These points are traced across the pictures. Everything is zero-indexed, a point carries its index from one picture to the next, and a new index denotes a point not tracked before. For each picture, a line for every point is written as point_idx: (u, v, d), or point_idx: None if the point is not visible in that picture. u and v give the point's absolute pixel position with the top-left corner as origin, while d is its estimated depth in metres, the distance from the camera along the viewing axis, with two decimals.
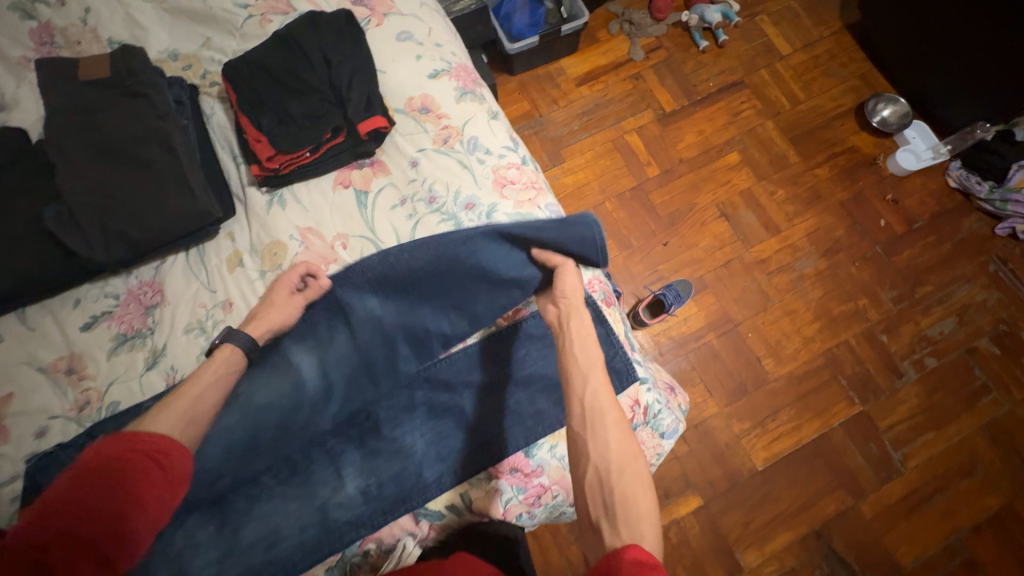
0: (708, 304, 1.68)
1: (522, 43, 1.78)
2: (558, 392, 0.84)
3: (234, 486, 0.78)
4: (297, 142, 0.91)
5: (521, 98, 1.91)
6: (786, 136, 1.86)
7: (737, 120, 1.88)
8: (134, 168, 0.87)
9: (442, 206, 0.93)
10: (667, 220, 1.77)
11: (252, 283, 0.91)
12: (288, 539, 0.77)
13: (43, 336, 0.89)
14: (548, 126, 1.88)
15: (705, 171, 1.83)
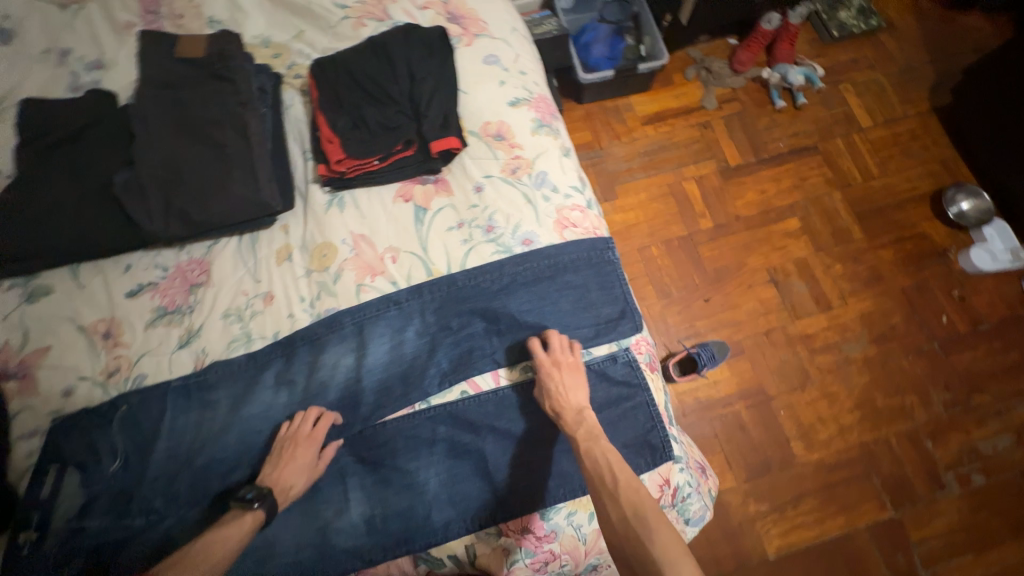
0: (743, 371, 1.59)
1: (596, 75, 1.75)
2: None
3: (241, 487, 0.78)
4: (368, 149, 0.90)
5: (585, 126, 1.89)
6: (853, 210, 1.77)
7: (803, 185, 1.81)
8: (207, 150, 0.88)
9: (499, 237, 0.90)
10: (712, 275, 1.70)
11: (296, 280, 0.91)
12: (282, 556, 0.75)
13: (88, 296, 0.90)
14: (607, 159, 1.85)
15: (761, 233, 1.75)
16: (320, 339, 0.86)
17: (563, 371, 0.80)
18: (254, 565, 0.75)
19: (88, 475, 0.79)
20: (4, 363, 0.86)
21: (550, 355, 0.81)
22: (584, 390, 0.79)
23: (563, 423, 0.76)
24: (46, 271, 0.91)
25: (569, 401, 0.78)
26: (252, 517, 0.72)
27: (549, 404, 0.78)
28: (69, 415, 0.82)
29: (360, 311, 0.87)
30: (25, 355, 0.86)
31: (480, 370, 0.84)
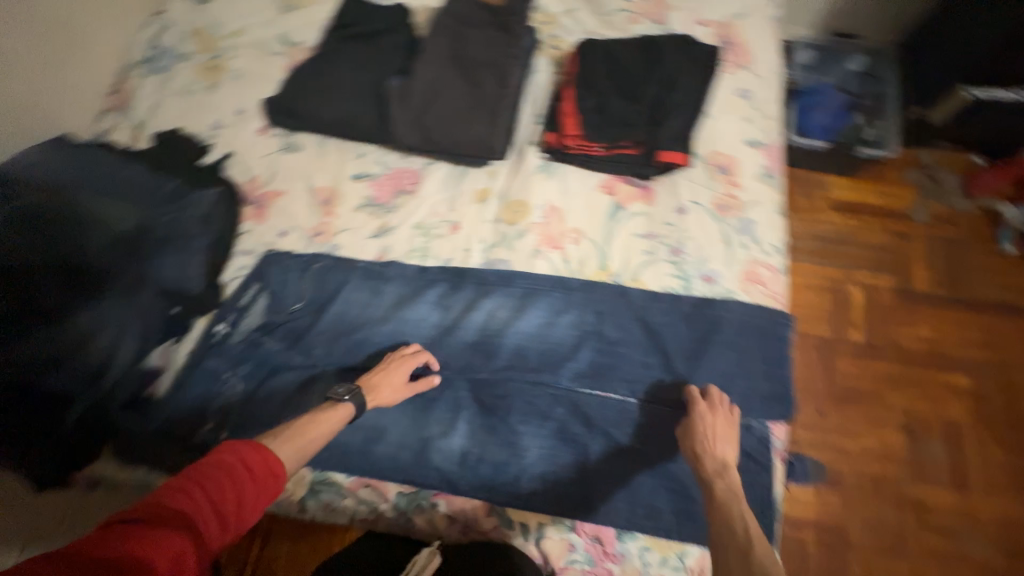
0: None
1: (807, 140, 1.50)
2: (682, 504, 0.78)
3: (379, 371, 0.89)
4: (599, 134, 0.94)
5: None
6: None
7: (1008, 351, 1.40)
8: (466, 84, 0.97)
9: (682, 263, 0.89)
10: None
11: (484, 222, 0.99)
12: (387, 444, 0.84)
13: (324, 166, 1.06)
14: None
15: (915, 376, 1.39)
16: (487, 282, 0.93)
17: (716, 416, 0.77)
18: (363, 440, 0.85)
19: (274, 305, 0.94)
20: (250, 191, 1.05)
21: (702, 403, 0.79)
22: (731, 444, 0.75)
23: (702, 469, 0.72)
24: (303, 133, 1.09)
25: (715, 450, 0.74)
26: (342, 410, 0.75)
27: (689, 445, 0.76)
28: (277, 252, 0.99)
29: (529, 275, 0.92)
30: (266, 191, 1.05)
31: (615, 378, 0.84)
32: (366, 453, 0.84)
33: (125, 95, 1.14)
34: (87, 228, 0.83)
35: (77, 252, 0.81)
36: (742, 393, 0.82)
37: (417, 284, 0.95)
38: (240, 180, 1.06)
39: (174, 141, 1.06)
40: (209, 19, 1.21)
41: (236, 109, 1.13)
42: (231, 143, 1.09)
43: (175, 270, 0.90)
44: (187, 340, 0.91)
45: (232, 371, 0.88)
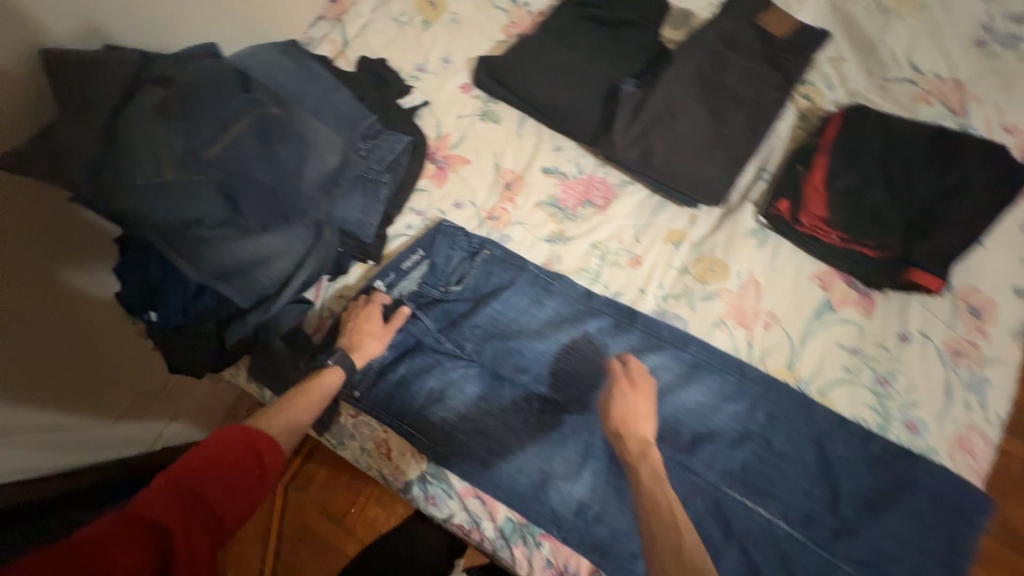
0: None
1: None
2: None
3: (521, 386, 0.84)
4: (845, 224, 0.82)
5: None
6: None
7: None
8: (710, 113, 0.85)
9: (885, 396, 0.78)
10: None
11: (669, 267, 0.90)
12: (507, 464, 0.80)
13: (518, 147, 0.99)
14: None
15: None
16: (659, 337, 0.85)
17: (636, 388, 0.79)
18: (485, 451, 0.81)
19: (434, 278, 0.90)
20: (437, 148, 1.00)
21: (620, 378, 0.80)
22: (652, 425, 0.76)
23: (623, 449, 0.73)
24: (505, 105, 1.02)
25: (637, 428, 0.75)
26: (331, 375, 0.76)
27: (615, 426, 0.76)
28: (449, 223, 0.93)
29: (707, 346, 0.84)
30: (452, 154, 0.99)
31: (769, 493, 0.75)
32: (484, 464, 0.80)
33: (341, 8, 1.10)
34: (310, 156, 0.74)
35: (296, 182, 0.73)
36: (914, 569, 0.70)
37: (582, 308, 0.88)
38: (430, 134, 1.01)
39: (379, 72, 1.01)
40: None
41: (444, 57, 1.06)
42: (430, 92, 1.03)
43: (357, 213, 0.86)
44: (342, 281, 0.90)
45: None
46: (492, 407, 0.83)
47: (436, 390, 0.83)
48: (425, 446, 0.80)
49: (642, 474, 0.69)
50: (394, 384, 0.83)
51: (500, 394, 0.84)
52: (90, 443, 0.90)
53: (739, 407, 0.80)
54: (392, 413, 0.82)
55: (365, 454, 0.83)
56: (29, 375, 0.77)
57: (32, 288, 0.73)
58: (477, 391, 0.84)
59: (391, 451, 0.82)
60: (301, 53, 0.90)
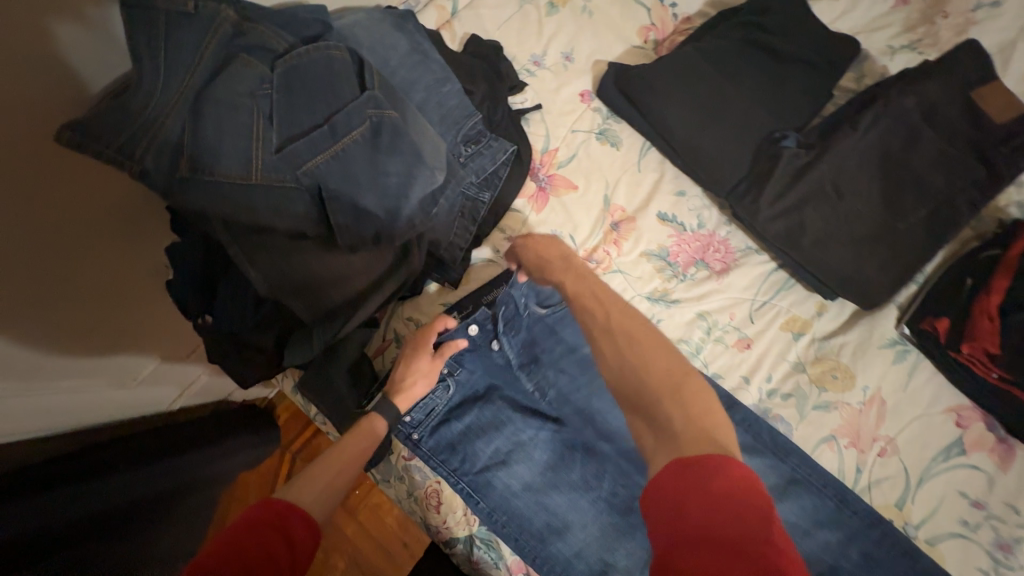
0: None
1: None
2: None
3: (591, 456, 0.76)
4: (1010, 363, 0.70)
5: None
6: None
7: None
8: (883, 200, 0.72)
9: (1005, 564, 0.69)
10: None
11: (782, 360, 0.78)
12: (564, 543, 0.73)
13: (634, 181, 0.85)
14: None
15: None
16: (765, 441, 0.74)
17: (549, 237, 0.76)
18: (544, 527, 0.73)
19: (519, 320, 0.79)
20: (541, 164, 0.86)
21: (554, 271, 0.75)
22: (561, 248, 0.75)
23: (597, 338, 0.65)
24: (628, 127, 0.87)
25: (541, 258, 0.73)
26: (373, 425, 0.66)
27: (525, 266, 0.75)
28: None
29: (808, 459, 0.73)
30: (557, 174, 0.85)
31: None
32: (540, 540, 0.72)
33: None
34: (419, 173, 0.62)
35: (397, 204, 0.62)
36: None
37: None
38: (537, 145, 0.86)
39: (491, 59, 0.86)
40: None
41: (567, 53, 0.90)
42: (544, 93, 0.88)
43: (448, 234, 0.75)
44: (413, 303, 0.80)
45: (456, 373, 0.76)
46: (559, 480, 0.75)
47: (502, 449, 0.75)
48: (480, 510, 0.73)
49: (564, 275, 0.71)
50: (459, 434, 0.75)
51: (570, 467, 0.75)
52: (104, 401, 0.74)
53: (831, 537, 0.71)
54: (451, 466, 0.74)
55: (411, 500, 0.76)
56: (43, 316, 0.57)
57: (69, 213, 0.54)
58: (546, 458, 0.75)
59: (440, 506, 0.74)
60: (414, 26, 0.74)
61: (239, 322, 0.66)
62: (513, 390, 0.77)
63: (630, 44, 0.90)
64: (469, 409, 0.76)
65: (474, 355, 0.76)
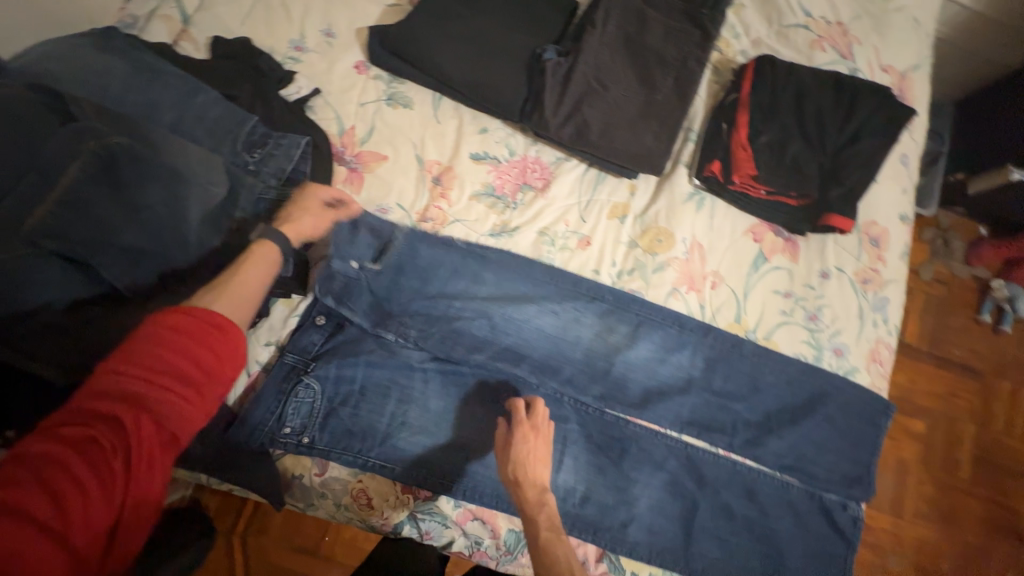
0: None
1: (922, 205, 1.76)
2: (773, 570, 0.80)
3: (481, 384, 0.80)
4: (769, 178, 0.85)
5: None
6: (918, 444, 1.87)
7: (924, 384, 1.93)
8: (638, 80, 0.82)
9: (817, 330, 0.88)
10: None
11: (618, 244, 0.89)
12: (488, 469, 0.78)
13: (438, 133, 0.87)
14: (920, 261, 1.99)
15: None
16: (626, 309, 0.83)
17: (540, 438, 0.72)
18: (463, 462, 0.77)
19: (372, 291, 0.77)
20: (344, 146, 0.84)
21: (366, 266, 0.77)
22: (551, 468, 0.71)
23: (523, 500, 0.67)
24: (413, 84, 0.88)
25: (537, 477, 0.69)
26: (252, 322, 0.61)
27: (510, 468, 0.69)
28: (379, 228, 0.78)
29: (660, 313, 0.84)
30: (363, 151, 0.85)
31: (730, 437, 0.81)
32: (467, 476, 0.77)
33: None
34: (187, 196, 0.59)
35: (178, 234, 0.58)
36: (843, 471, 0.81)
37: (533, 296, 0.83)
38: (331, 129, 0.84)
39: (245, 57, 0.80)
40: None
41: (325, 28, 0.87)
42: (318, 76, 0.85)
43: None
44: (264, 328, 0.77)
45: (330, 366, 0.75)
46: (461, 416, 0.78)
47: (398, 410, 0.76)
48: (400, 474, 0.75)
49: (539, 479, 0.69)
50: (349, 418, 0.74)
51: (466, 395, 0.79)
52: None
53: (695, 365, 0.83)
54: (354, 449, 0.74)
55: (342, 509, 0.76)
56: None
57: None
58: (441, 405, 0.78)
59: (371, 498, 0.75)
60: (128, 45, 0.67)
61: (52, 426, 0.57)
62: (389, 354, 0.77)
63: (385, 3, 0.90)
64: (348, 385, 0.75)
65: (338, 340, 0.77)
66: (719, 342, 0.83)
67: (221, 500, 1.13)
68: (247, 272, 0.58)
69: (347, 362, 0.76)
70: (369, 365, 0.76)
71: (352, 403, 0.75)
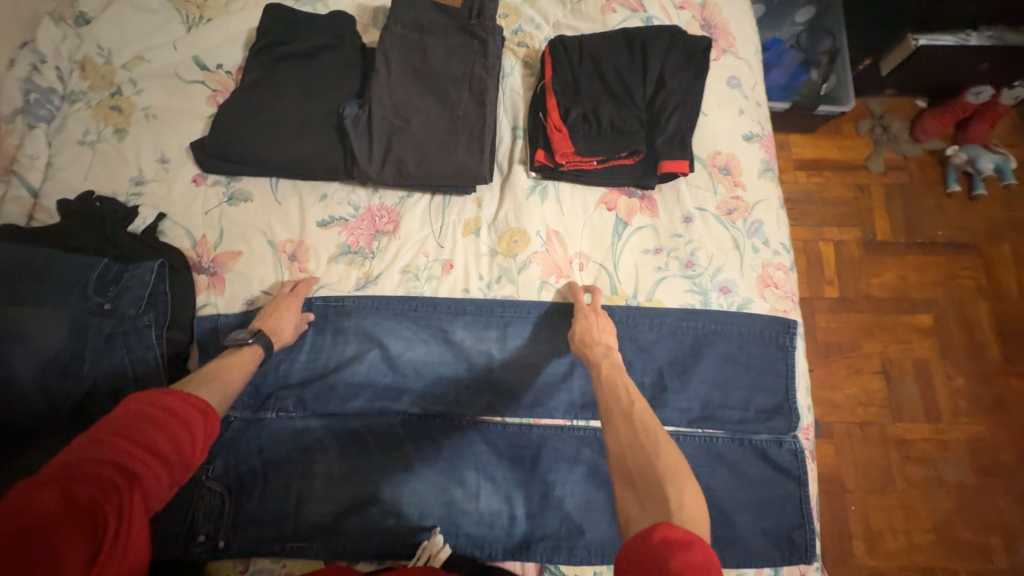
0: (847, 439, 1.64)
1: (829, 109, 1.71)
2: (722, 532, 0.76)
3: (378, 436, 0.81)
4: (594, 148, 0.85)
5: (834, 148, 1.88)
6: (932, 338, 1.72)
7: (920, 275, 1.77)
8: (437, 102, 0.86)
9: (697, 276, 0.85)
10: (844, 346, 1.71)
11: (479, 257, 0.90)
12: (407, 515, 0.78)
13: (283, 214, 0.92)
14: (870, 157, 1.86)
15: (871, 324, 1.73)
16: (491, 314, 0.86)
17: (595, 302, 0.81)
18: (378, 517, 0.78)
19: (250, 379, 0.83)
20: (200, 256, 0.89)
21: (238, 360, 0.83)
22: (614, 335, 0.78)
23: (591, 353, 0.74)
24: (248, 178, 0.93)
25: (603, 339, 0.76)
26: (250, 350, 0.74)
27: (580, 330, 0.77)
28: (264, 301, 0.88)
29: (529, 309, 0.86)
30: (218, 255, 0.89)
31: None
32: (385, 530, 0.77)
33: (5, 156, 0.91)
34: None
35: None
36: (756, 408, 0.81)
37: (407, 332, 0.86)
38: (185, 245, 0.90)
39: (88, 208, 0.87)
40: (96, 44, 0.98)
41: (159, 157, 0.94)
42: (161, 201, 0.92)
43: (131, 371, 0.77)
44: None
45: (225, 463, 0.79)
46: (366, 473, 0.79)
47: (304, 486, 0.78)
48: (320, 550, 0.76)
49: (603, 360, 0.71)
50: (259, 508, 0.77)
51: (367, 451, 0.81)
52: None
53: None
54: (270, 539, 0.76)
55: None
56: None
57: None
58: (344, 464, 0.80)
59: None
60: None
61: None
62: (283, 433, 0.81)
63: (206, 115, 0.96)
64: (252, 477, 0.79)
65: (229, 437, 0.81)
66: None
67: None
68: (237, 361, 0.71)
69: (248, 457, 0.79)
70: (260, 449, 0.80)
71: (257, 495, 0.78)
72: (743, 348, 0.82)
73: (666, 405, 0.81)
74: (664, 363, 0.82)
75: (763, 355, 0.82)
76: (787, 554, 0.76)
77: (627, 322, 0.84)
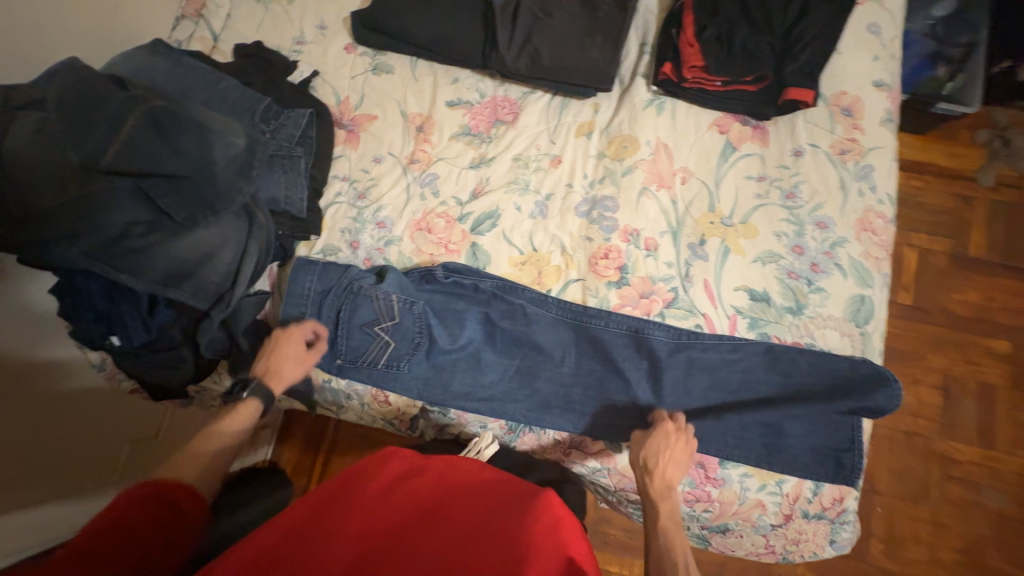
0: (888, 443, 1.60)
1: (950, 107, 1.59)
2: (772, 439, 0.81)
3: (470, 294, 0.90)
4: (721, 67, 0.89)
5: (942, 154, 1.79)
6: (1009, 366, 1.63)
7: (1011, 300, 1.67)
8: (581, 5, 0.92)
9: (796, 208, 0.88)
10: (907, 353, 1.66)
11: (586, 157, 0.96)
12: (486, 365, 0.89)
13: (417, 90, 1.01)
14: (982, 169, 1.75)
15: (941, 337, 1.66)
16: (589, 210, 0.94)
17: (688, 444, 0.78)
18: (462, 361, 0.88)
19: (373, 222, 0.95)
20: (342, 113, 1.01)
21: (336, 207, 0.96)
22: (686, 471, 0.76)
23: (652, 485, 0.76)
24: (391, 54, 1.03)
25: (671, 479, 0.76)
26: (248, 407, 0.77)
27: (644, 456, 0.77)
28: (378, 156, 0.98)
29: (624, 211, 0.92)
30: (357, 115, 1.00)
31: (708, 314, 0.86)
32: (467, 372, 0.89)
33: (197, 1, 1.06)
34: (211, 140, 0.74)
35: (208, 170, 0.73)
36: (831, 337, 0.84)
37: (511, 211, 0.95)
38: (330, 101, 1.01)
39: (258, 53, 1.00)
40: None
41: (318, 23, 1.05)
42: (316, 61, 1.03)
43: (280, 191, 0.89)
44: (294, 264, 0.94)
45: (315, 290, 0.89)
46: (458, 319, 0.89)
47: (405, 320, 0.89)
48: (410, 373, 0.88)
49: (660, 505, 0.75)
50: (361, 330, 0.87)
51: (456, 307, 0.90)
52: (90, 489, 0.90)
53: (666, 255, 0.90)
54: (370, 358, 0.88)
55: (366, 408, 0.92)
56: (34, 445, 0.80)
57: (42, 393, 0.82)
58: (438, 310, 0.90)
59: (388, 398, 0.91)
60: (171, 51, 0.89)
61: (140, 332, 0.77)
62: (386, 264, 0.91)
63: None
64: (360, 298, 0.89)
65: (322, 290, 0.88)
66: (685, 231, 0.90)
67: (294, 468, 1.33)
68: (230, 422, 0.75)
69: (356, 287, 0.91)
70: (365, 277, 0.89)
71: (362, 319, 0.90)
72: (828, 281, 0.85)
73: (742, 318, 0.85)
74: (746, 279, 0.87)
75: (847, 290, 0.85)
76: (832, 472, 0.80)
77: (717, 237, 0.89)
